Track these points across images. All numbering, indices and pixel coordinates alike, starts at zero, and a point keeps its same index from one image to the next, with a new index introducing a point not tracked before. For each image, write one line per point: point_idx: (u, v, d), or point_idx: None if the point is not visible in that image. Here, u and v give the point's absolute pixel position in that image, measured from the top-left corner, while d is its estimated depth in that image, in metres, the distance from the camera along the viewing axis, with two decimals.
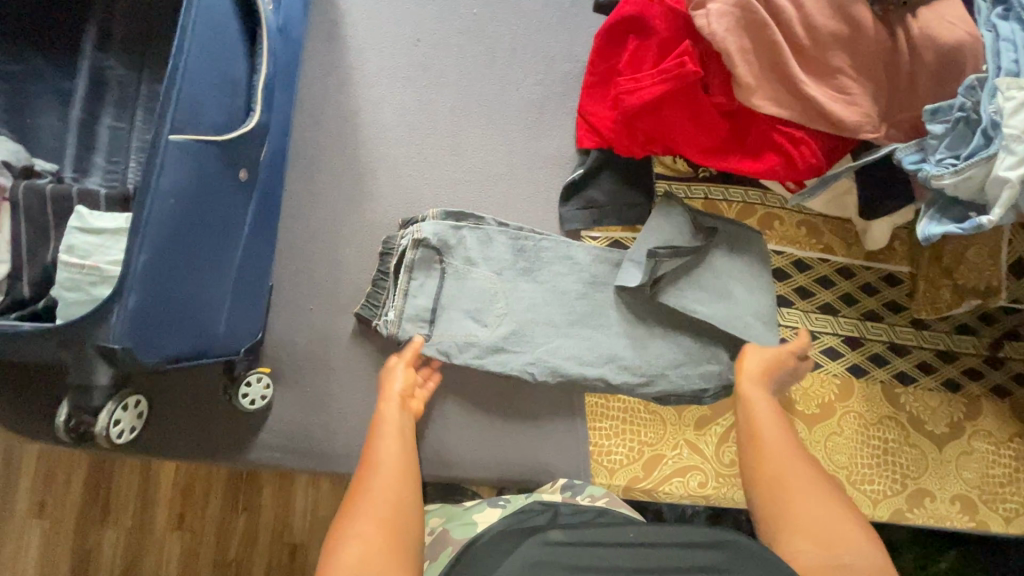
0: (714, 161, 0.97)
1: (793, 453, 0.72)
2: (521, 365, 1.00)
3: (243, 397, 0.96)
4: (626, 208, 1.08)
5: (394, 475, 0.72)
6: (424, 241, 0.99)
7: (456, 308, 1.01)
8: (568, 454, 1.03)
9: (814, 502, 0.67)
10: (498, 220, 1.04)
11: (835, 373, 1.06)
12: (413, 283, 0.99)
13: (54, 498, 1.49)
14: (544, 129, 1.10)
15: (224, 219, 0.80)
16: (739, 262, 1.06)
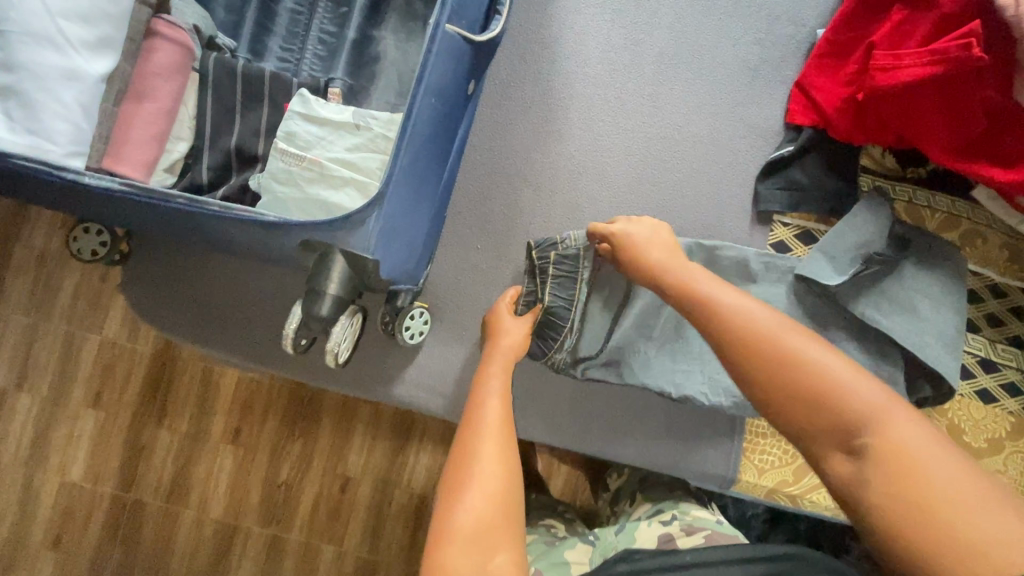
0: (955, 162, 0.88)
1: (773, 325, 0.57)
2: (696, 389, 0.91)
3: (405, 330, 0.88)
4: (827, 197, 0.99)
5: (501, 461, 0.60)
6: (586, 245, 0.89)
7: (626, 319, 0.92)
8: (713, 467, 0.97)
9: (820, 378, 0.53)
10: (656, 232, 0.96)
11: (1011, 410, 0.99)
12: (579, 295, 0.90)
13: (111, 389, 1.29)
14: (754, 95, 1.00)
15: (453, 133, 0.72)
16: (936, 292, 0.96)
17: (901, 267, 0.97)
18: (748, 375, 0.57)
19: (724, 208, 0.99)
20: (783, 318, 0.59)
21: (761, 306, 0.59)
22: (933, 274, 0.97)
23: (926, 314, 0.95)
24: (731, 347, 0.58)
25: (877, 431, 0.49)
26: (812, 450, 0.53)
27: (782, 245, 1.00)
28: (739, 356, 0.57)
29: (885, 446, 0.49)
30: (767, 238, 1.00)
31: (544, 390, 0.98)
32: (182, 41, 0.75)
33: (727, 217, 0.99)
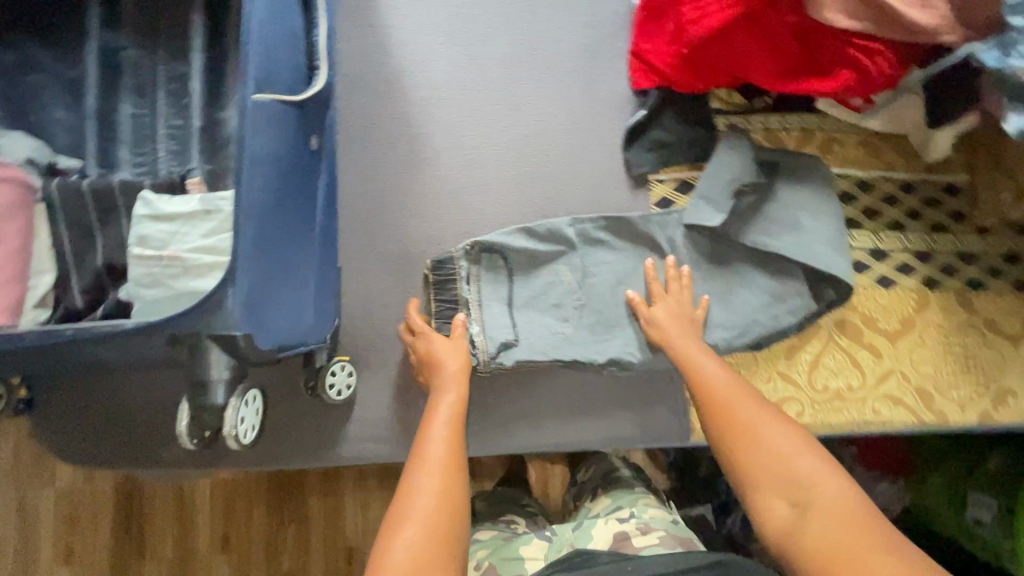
0: (784, 85, 0.95)
1: (736, 401, 0.80)
2: (618, 350, 0.97)
3: (330, 388, 0.89)
4: (690, 145, 1.05)
5: (444, 492, 0.67)
6: (476, 248, 0.96)
7: (533, 308, 0.98)
8: (664, 425, 1.00)
9: (770, 445, 0.75)
10: (547, 222, 0.99)
11: (911, 287, 1.07)
12: (473, 292, 0.95)
13: (81, 538, 1.22)
14: (598, 72, 1.05)
15: (306, 192, 0.75)
16: (811, 203, 1.02)
17: (774, 190, 1.04)
18: (716, 439, 0.79)
19: (603, 183, 1.04)
20: (754, 394, 0.82)
21: (729, 379, 0.84)
22: (804, 186, 1.04)
23: (807, 225, 1.01)
24: (709, 416, 0.81)
25: (815, 495, 0.70)
26: (758, 503, 0.73)
27: (664, 201, 1.05)
28: (713, 428, 0.80)
29: (813, 500, 0.69)
30: (650, 199, 1.05)
31: (489, 401, 0.99)
32: (17, 177, 0.75)
33: (608, 190, 1.04)
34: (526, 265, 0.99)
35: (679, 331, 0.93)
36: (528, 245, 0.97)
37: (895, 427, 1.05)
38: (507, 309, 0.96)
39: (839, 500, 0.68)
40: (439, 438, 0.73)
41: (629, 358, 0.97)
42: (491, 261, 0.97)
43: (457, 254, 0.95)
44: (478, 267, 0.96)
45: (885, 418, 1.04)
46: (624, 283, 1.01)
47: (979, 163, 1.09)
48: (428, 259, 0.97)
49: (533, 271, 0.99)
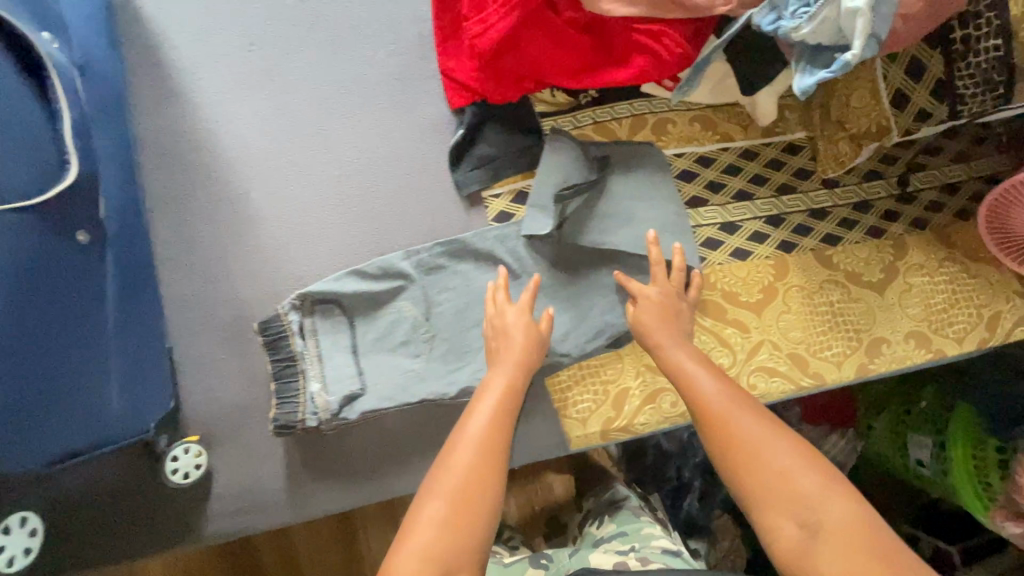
0: (585, 82, 0.93)
1: (734, 407, 0.75)
2: (471, 377, 0.95)
3: (174, 473, 0.87)
4: (518, 154, 1.03)
5: (455, 518, 0.69)
6: (307, 301, 0.94)
7: (376, 351, 0.96)
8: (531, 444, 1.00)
9: (773, 455, 0.71)
10: (379, 261, 0.97)
11: (767, 255, 1.06)
12: (314, 345, 0.94)
13: None
14: (411, 98, 1.03)
15: (84, 291, 0.76)
16: (645, 194, 1.02)
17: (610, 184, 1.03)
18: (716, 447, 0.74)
19: (435, 209, 1.02)
20: (750, 400, 0.77)
21: (717, 387, 0.78)
22: (635, 172, 1.03)
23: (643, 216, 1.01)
24: (707, 424, 0.76)
25: (823, 512, 0.67)
26: (767, 521, 0.69)
27: (503, 215, 1.03)
28: (707, 432, 0.75)
29: (823, 522, 0.67)
30: (487, 215, 1.03)
31: (349, 451, 0.96)
32: None
33: (442, 215, 1.02)
34: (366, 307, 0.97)
35: (662, 330, 0.89)
36: (362, 286, 0.96)
37: (776, 398, 1.03)
38: (352, 357, 0.95)
39: (855, 525, 0.67)
40: (478, 430, 0.76)
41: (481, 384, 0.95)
42: (326, 310, 0.96)
43: (284, 310, 0.93)
44: (313, 320, 0.95)
45: (764, 391, 1.02)
46: (471, 306, 1.00)
47: (812, 117, 1.09)
48: (257, 321, 0.95)
49: (375, 313, 0.98)
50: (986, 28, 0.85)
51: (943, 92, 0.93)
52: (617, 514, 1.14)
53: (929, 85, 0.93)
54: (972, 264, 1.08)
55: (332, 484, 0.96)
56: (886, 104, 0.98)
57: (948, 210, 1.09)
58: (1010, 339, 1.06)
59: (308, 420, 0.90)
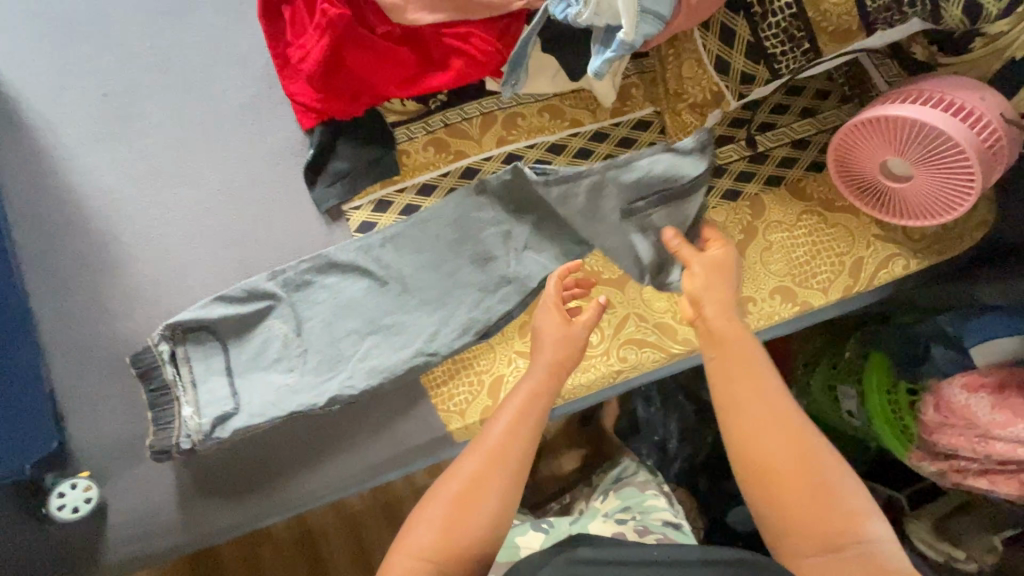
0: (413, 90, 0.97)
1: (778, 423, 0.75)
2: (339, 386, 0.99)
3: (61, 507, 0.92)
4: (371, 165, 1.07)
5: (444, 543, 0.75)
6: (177, 329, 1.00)
7: (252, 370, 1.02)
8: (388, 450, 1.03)
9: (800, 487, 0.72)
10: (242, 285, 1.02)
11: None
12: (189, 372, 1.01)
13: None
14: (264, 126, 1.08)
15: None
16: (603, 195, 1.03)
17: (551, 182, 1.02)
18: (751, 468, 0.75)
19: (296, 229, 1.06)
20: (797, 416, 0.76)
21: (775, 397, 0.77)
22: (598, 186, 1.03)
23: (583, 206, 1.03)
24: (754, 437, 0.75)
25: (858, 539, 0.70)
26: (790, 547, 0.71)
27: (365, 225, 1.07)
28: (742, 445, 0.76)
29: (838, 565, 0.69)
30: (349, 228, 1.07)
31: (236, 467, 1.02)
32: None
33: (304, 233, 1.06)
34: (235, 331, 1.03)
35: (715, 297, 0.88)
36: (229, 311, 1.01)
37: (649, 368, 1.05)
38: (227, 378, 1.02)
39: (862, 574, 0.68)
40: (467, 465, 0.79)
41: (350, 392, 0.99)
42: (197, 339, 1.02)
43: (154, 342, 0.99)
44: (185, 348, 1.01)
45: (635, 363, 1.05)
46: (339, 317, 1.04)
47: (657, 93, 1.12)
48: (129, 355, 1.00)
49: (245, 334, 1.04)
50: None
51: (756, 53, 0.96)
52: (631, 489, 1.23)
53: (742, 49, 0.96)
54: (830, 214, 1.10)
55: (224, 502, 1.01)
56: (712, 71, 1.01)
57: (802, 164, 1.12)
58: (875, 282, 1.09)
59: (182, 443, 0.97)
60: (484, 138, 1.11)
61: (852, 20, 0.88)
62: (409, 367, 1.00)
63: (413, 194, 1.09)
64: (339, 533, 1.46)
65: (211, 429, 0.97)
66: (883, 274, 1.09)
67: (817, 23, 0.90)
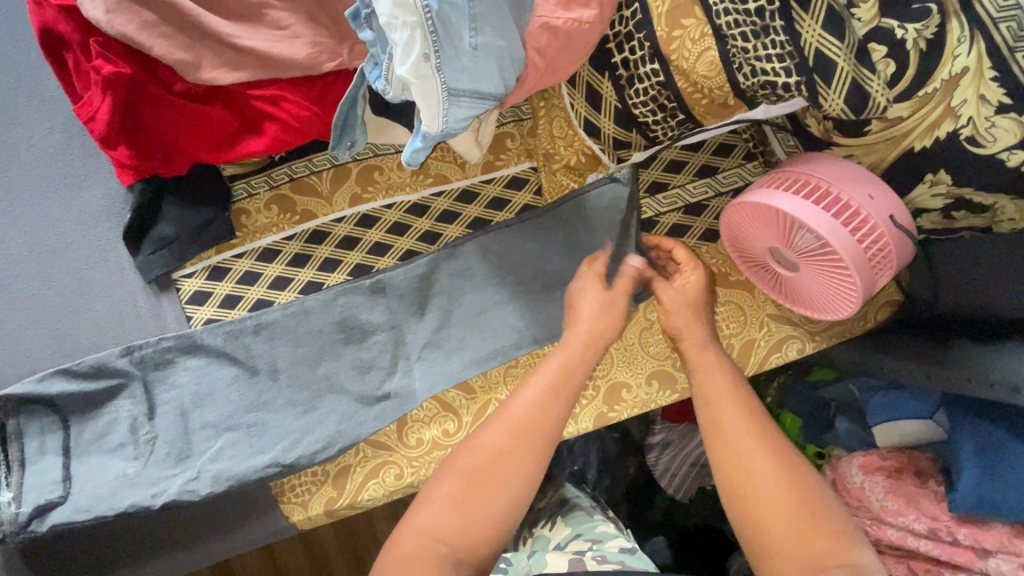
0: (227, 155, 0.84)
1: (740, 428, 0.74)
2: (180, 487, 0.90)
3: None
4: (200, 229, 0.95)
5: (477, 491, 0.71)
6: (6, 400, 0.89)
7: (91, 452, 0.92)
8: (234, 548, 0.96)
9: (777, 502, 0.68)
10: (93, 359, 0.92)
11: (489, 307, 0.97)
12: (20, 448, 0.90)
13: None
14: (78, 180, 0.95)
15: None
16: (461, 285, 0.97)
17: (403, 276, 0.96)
18: (724, 479, 0.73)
19: (119, 301, 0.95)
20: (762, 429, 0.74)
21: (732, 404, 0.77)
22: (463, 268, 0.97)
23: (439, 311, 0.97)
24: (720, 446, 0.74)
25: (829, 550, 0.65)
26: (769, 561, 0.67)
27: (198, 295, 0.96)
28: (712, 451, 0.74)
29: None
30: (180, 298, 0.96)
31: (74, 552, 0.92)
32: None
33: (127, 305, 0.95)
34: (79, 406, 0.93)
35: (694, 338, 0.84)
36: (70, 387, 0.91)
37: None
38: (63, 459, 0.91)
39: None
40: (488, 439, 0.74)
41: (190, 496, 0.90)
42: (33, 411, 0.91)
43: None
44: (18, 421, 0.90)
45: None
46: (194, 406, 0.95)
47: (533, 147, 0.98)
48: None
49: (89, 413, 0.93)
50: (640, 51, 0.74)
51: (626, 121, 0.82)
52: (579, 518, 1.14)
53: (610, 114, 0.82)
54: (722, 289, 0.99)
55: None
56: (582, 133, 0.87)
57: (695, 232, 0.99)
58: (765, 367, 0.98)
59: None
60: (335, 196, 0.98)
61: (728, 95, 0.73)
62: (261, 476, 0.92)
63: (253, 260, 0.97)
64: None
65: (29, 518, 0.86)
66: (776, 357, 0.99)
67: (688, 93, 0.74)
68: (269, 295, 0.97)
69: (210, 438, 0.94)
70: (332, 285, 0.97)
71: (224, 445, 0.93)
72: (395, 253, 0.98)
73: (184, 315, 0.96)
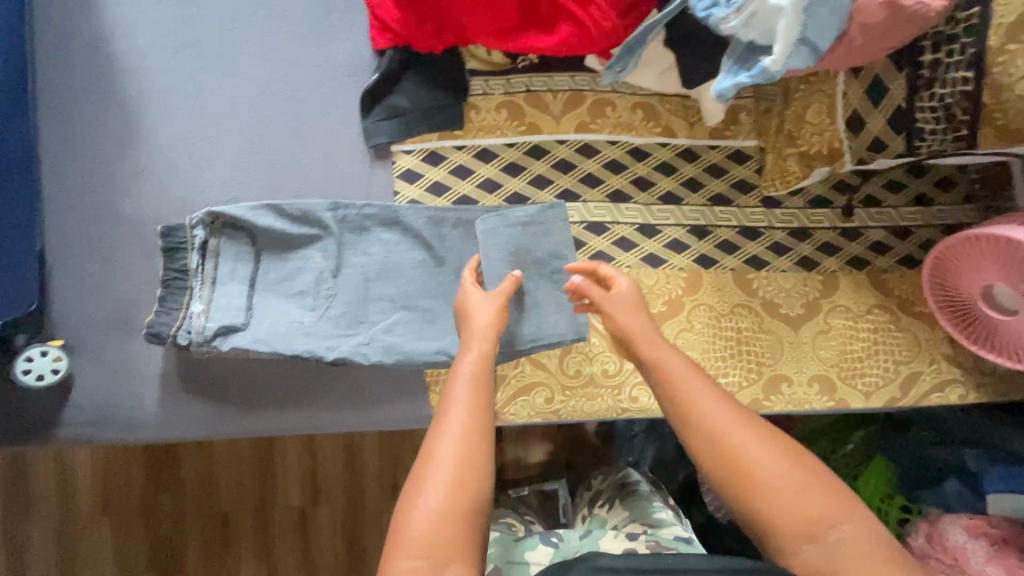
0: (508, 44, 0.86)
1: (732, 422, 0.65)
2: (353, 348, 0.92)
3: (26, 373, 0.87)
4: (434, 111, 0.96)
5: (453, 483, 0.63)
6: (218, 219, 0.91)
7: (273, 292, 0.94)
8: (371, 422, 0.97)
9: (776, 469, 0.62)
10: (299, 205, 0.93)
11: (681, 266, 0.99)
12: (214, 268, 0.92)
13: None
14: (331, 30, 0.96)
15: None
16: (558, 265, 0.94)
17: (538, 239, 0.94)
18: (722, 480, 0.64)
19: (335, 158, 0.96)
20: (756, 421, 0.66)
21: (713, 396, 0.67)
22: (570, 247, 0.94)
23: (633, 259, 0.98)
24: (695, 437, 0.66)
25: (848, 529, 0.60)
26: (781, 544, 0.61)
27: (410, 174, 0.97)
28: (697, 450, 0.65)
29: (842, 545, 0.59)
30: (392, 171, 0.97)
31: (230, 377, 0.95)
32: None
33: (341, 163, 0.96)
34: (274, 245, 0.94)
35: (648, 334, 0.77)
36: (275, 224, 0.93)
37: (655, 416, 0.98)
38: (247, 290, 0.93)
39: (876, 545, 0.59)
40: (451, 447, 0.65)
41: (361, 358, 0.92)
42: (235, 236, 0.93)
43: (190, 223, 0.91)
44: (219, 240, 0.92)
45: (644, 406, 0.97)
46: (378, 277, 0.96)
47: (767, 126, 0.98)
48: (160, 225, 0.92)
49: (282, 254, 0.95)
50: (957, 55, 0.75)
51: (899, 122, 0.83)
52: (632, 506, 1.11)
53: (887, 111, 0.83)
54: (904, 316, 1.00)
55: (204, 412, 0.94)
56: (841, 123, 0.87)
57: (894, 254, 1.00)
58: (923, 402, 0.99)
59: (179, 338, 0.88)
60: (564, 117, 0.99)
61: None
62: (428, 360, 0.93)
63: (470, 156, 0.98)
64: None
65: (212, 335, 0.88)
66: (934, 396, 0.99)
67: (991, 109, 0.75)
68: (476, 194, 0.98)
69: (386, 310, 0.96)
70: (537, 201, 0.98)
71: (398, 321, 0.95)
72: (605, 189, 0.99)
73: (392, 188, 0.98)
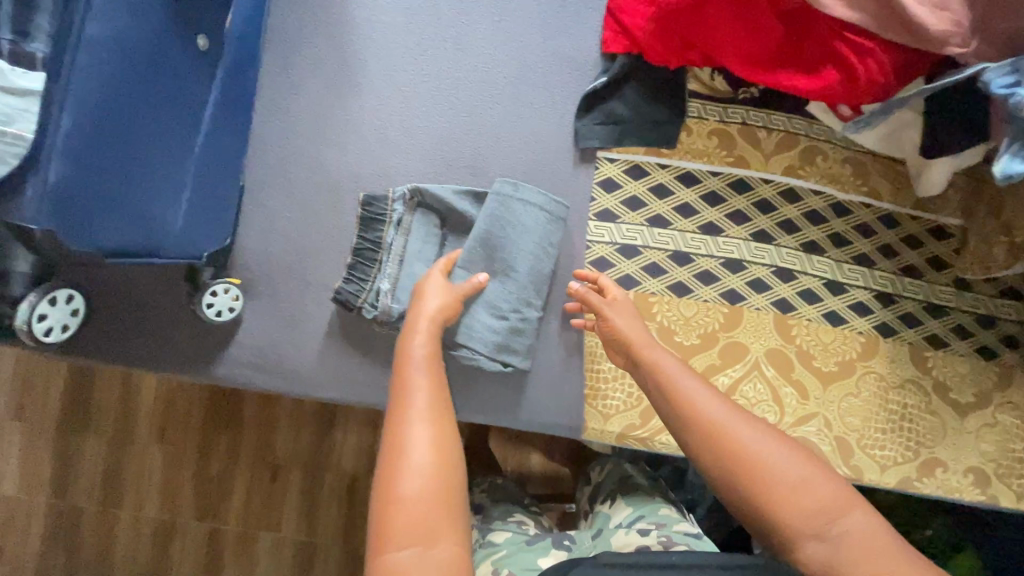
0: (763, 77, 0.86)
1: (735, 418, 0.63)
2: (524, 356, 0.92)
3: (208, 307, 0.86)
4: (651, 125, 0.94)
5: (439, 413, 0.62)
6: (419, 200, 0.90)
7: None
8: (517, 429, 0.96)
9: (777, 463, 0.60)
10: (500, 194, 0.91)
11: (861, 330, 0.97)
12: (403, 247, 0.90)
13: (35, 404, 1.32)
14: (567, 24, 0.95)
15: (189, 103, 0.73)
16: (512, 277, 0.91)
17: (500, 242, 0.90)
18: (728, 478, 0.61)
19: (540, 152, 0.94)
20: (752, 419, 0.64)
21: (712, 397, 0.66)
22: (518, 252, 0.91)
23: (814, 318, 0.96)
24: (688, 437, 0.64)
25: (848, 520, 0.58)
26: (785, 538, 0.59)
27: (610, 182, 0.95)
28: (697, 441, 0.64)
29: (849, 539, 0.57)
30: (594, 177, 0.95)
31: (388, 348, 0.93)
32: None
33: (546, 158, 0.94)
34: (463, 231, 0.93)
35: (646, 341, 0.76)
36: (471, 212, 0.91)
37: None
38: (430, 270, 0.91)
39: (884, 538, 0.57)
40: (425, 433, 0.59)
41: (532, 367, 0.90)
42: (428, 216, 0.91)
43: (393, 197, 0.90)
44: (413, 219, 0.90)
45: None
46: (558, 282, 0.94)
47: (977, 207, 0.96)
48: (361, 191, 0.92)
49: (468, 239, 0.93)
50: None
51: None
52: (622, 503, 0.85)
53: None
54: None
55: (358, 378, 0.92)
56: None
57: None
58: None
59: (366, 310, 0.89)
60: (774, 158, 0.97)
61: None
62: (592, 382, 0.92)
63: (672, 177, 0.95)
64: (359, 439, 1.31)
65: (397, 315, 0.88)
66: None
67: None
68: (671, 216, 0.95)
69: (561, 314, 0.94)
70: (731, 236, 0.96)
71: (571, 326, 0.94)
72: (800, 237, 0.96)
73: (590, 193, 0.95)
